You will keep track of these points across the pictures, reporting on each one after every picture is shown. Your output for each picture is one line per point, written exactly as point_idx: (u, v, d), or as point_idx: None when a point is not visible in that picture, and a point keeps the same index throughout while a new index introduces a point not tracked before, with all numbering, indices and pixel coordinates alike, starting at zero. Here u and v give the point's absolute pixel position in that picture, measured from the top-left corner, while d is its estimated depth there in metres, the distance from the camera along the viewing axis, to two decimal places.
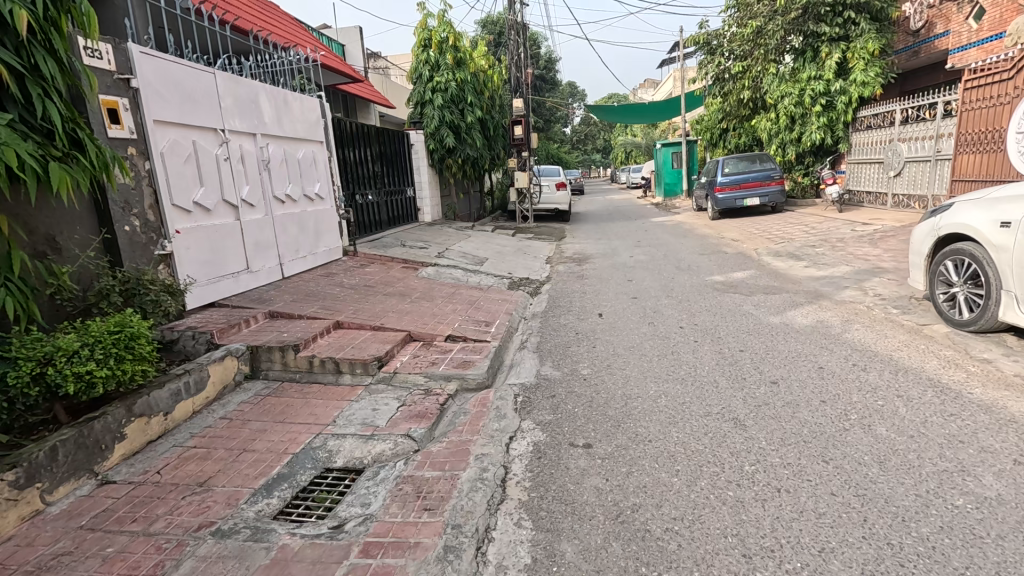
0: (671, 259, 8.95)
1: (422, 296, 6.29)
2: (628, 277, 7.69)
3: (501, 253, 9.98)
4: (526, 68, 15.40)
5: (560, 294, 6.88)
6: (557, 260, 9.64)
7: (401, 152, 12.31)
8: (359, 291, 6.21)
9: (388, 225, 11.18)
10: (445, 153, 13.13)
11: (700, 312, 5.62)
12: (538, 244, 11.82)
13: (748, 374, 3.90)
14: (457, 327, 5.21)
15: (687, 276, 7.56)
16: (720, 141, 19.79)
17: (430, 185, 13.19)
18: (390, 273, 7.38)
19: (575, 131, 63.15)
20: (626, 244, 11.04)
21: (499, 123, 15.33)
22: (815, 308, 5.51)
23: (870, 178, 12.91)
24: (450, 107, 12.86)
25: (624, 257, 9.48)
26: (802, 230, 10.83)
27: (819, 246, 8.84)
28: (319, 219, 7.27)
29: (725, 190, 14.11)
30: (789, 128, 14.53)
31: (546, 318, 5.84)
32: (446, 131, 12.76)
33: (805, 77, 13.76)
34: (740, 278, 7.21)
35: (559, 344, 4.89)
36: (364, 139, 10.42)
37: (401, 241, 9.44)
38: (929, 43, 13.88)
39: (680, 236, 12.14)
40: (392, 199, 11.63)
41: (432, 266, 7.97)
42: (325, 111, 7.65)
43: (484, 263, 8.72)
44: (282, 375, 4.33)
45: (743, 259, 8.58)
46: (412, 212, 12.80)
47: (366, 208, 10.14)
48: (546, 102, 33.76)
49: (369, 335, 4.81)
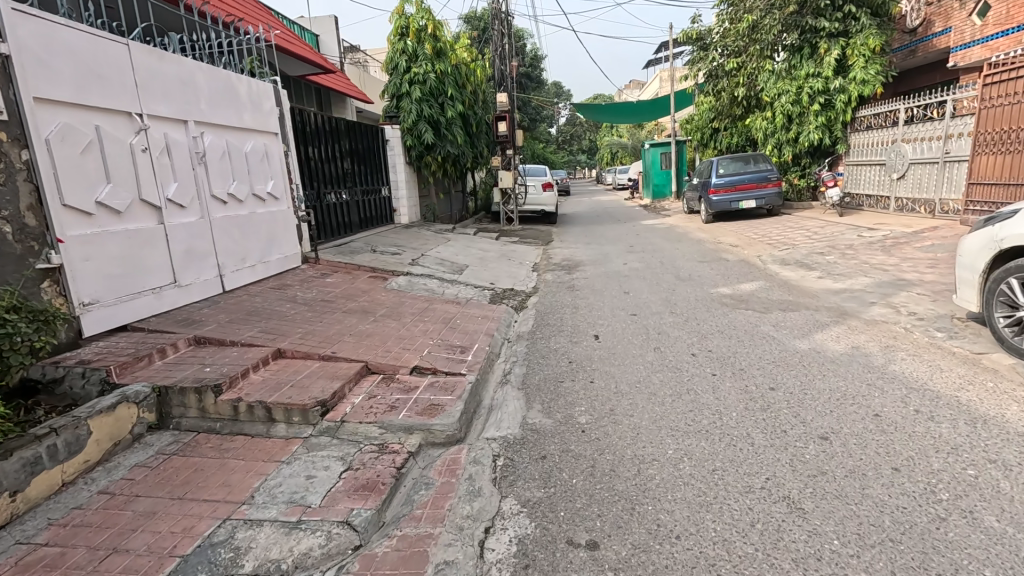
0: (669, 267, 8.18)
1: (389, 313, 5.39)
2: (624, 288, 6.88)
3: (483, 259, 9.10)
4: (511, 61, 14.53)
5: (549, 309, 6.03)
6: (544, 268, 8.81)
7: (374, 148, 11.36)
8: (314, 308, 5.28)
9: (359, 228, 10.26)
10: (424, 150, 12.22)
11: (713, 334, 4.82)
12: (524, 248, 10.97)
13: (788, 425, 3.11)
14: (426, 355, 4.33)
15: (688, 287, 6.79)
16: (711, 141, 19.16)
17: (408, 183, 12.28)
18: (354, 284, 6.46)
19: (560, 131, 62.54)
20: (618, 250, 10.25)
21: (483, 119, 14.46)
22: (844, 330, 4.76)
23: (870, 181, 12.32)
24: (429, 100, 11.96)
25: (616, 264, 8.70)
26: (804, 236, 10.17)
27: (829, 253, 8.16)
28: (273, 222, 6.33)
29: (720, 192, 13.52)
30: (786, 128, 13.90)
31: (533, 340, 5.00)
32: (425, 126, 11.85)
33: (803, 74, 13.13)
34: (749, 291, 6.45)
35: (549, 377, 4.05)
36: (332, 133, 9.46)
37: (373, 247, 8.51)
38: (927, 42, 13.40)
39: (675, 240, 11.42)
40: (365, 199, 10.71)
41: (404, 275, 7.06)
42: (282, 99, 6.71)
43: (463, 271, 7.84)
44: (198, 424, 3.41)
45: (747, 268, 7.85)
46: (388, 213, 11.89)
47: (334, 209, 9.21)
48: (532, 101, 32.94)
49: (315, 369, 3.90)
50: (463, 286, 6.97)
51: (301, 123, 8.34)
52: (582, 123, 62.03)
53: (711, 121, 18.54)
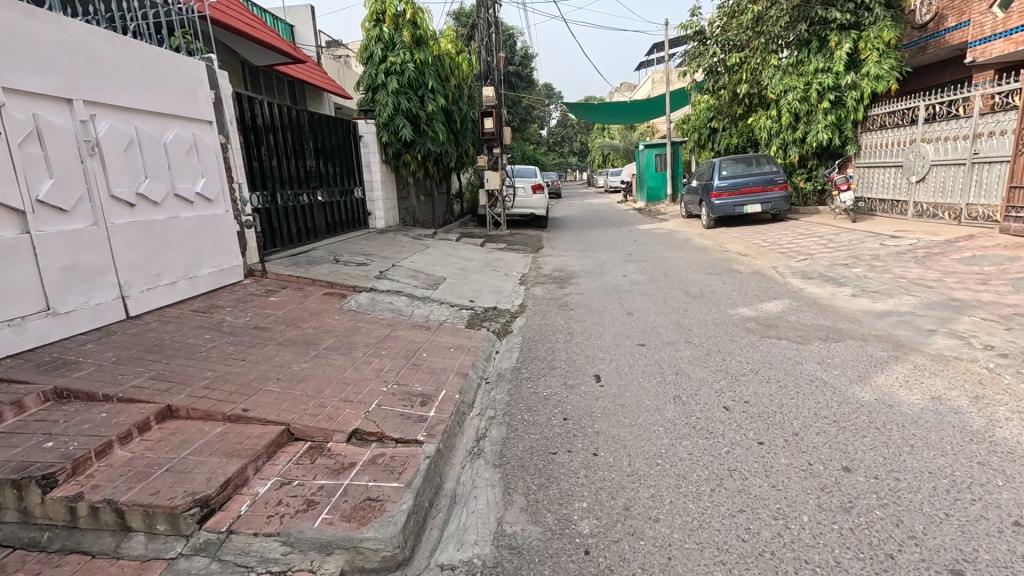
0: (676, 280, 7.17)
1: (337, 345, 4.30)
2: (626, 307, 5.86)
3: (464, 270, 8.03)
4: (498, 53, 13.49)
5: (538, 336, 4.97)
6: (533, 280, 7.76)
7: (345, 146, 10.29)
8: (241, 339, 4.18)
9: (326, 234, 9.16)
10: (402, 147, 11.15)
11: (745, 376, 3.80)
12: (511, 257, 9.93)
13: (891, 543, 2.09)
14: (373, 411, 3.25)
15: (701, 305, 5.78)
16: (710, 142, 18.24)
17: (384, 184, 11.20)
18: (303, 304, 5.36)
19: (550, 133, 61.72)
20: (615, 259, 9.25)
21: (469, 115, 13.42)
22: (911, 371, 3.77)
23: (885, 184, 11.44)
24: (407, 92, 10.89)
25: (615, 276, 7.68)
26: (819, 244, 9.23)
27: (855, 265, 7.21)
28: (203, 229, 5.22)
29: (723, 195, 12.57)
30: (792, 127, 12.99)
31: (517, 382, 3.94)
32: (403, 121, 10.77)
33: (811, 69, 12.22)
34: (775, 312, 5.45)
35: (538, 445, 2.99)
36: (294, 127, 8.39)
37: (337, 256, 7.41)
38: (939, 38, 12.61)
39: (677, 248, 10.43)
40: (334, 202, 9.63)
41: (367, 292, 5.96)
42: (218, 81, 5.62)
43: (440, 285, 6.77)
44: (17, 535, 2.29)
45: (764, 283, 6.87)
46: (361, 217, 10.81)
47: (294, 213, 8.11)
48: (522, 101, 31.96)
49: (213, 438, 2.81)
50: (437, 305, 5.89)
51: (254, 114, 7.26)
52: (573, 124, 61.20)
53: (710, 120, 17.61)
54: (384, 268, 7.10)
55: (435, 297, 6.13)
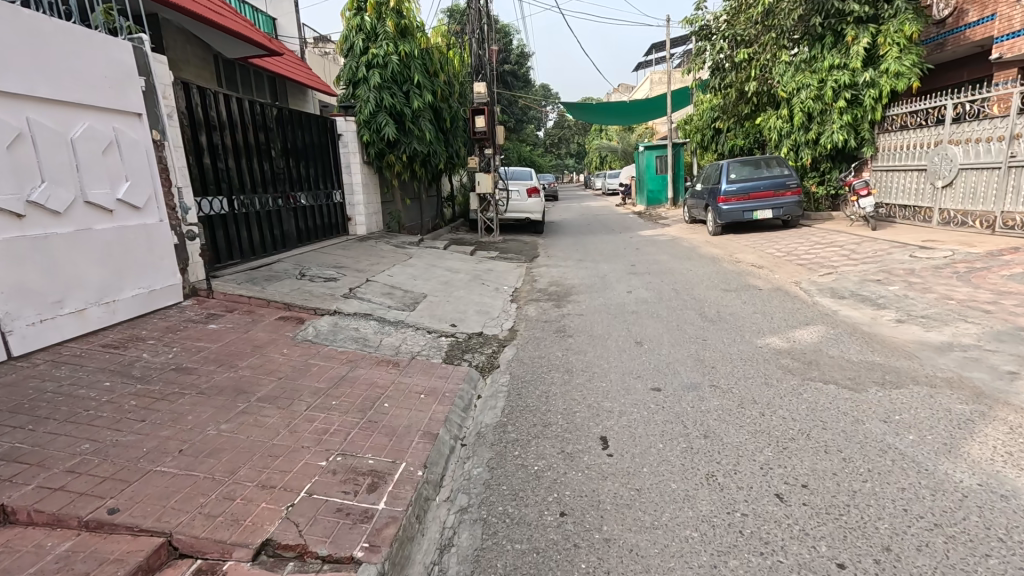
0: (687, 298, 6.31)
1: (275, 393, 3.41)
2: (634, 334, 5.00)
3: (448, 285, 7.15)
4: (491, 46, 12.58)
5: (530, 376, 4.08)
6: (527, 297, 6.88)
7: (321, 145, 9.38)
8: (150, 387, 3.30)
9: (298, 243, 8.26)
10: (385, 147, 10.26)
11: (794, 443, 2.94)
12: (503, 268, 9.05)
13: None
14: (299, 506, 2.36)
15: (723, 332, 4.93)
16: (714, 143, 17.40)
17: (366, 187, 10.30)
18: (247, 333, 4.46)
19: (547, 134, 60.88)
20: (618, 271, 8.38)
21: (459, 113, 12.55)
22: (1011, 436, 2.91)
23: (906, 189, 10.63)
24: (390, 87, 10.03)
25: (619, 293, 6.82)
26: (842, 256, 8.40)
27: (891, 282, 6.37)
28: (126, 243, 4.35)
29: (731, 200, 11.80)
30: (805, 128, 12.18)
31: (501, 447, 3.06)
32: (385, 118, 9.90)
33: (826, 66, 11.42)
34: (811, 342, 4.59)
35: (525, 566, 2.11)
36: (259, 124, 7.47)
37: (303, 270, 6.51)
38: (958, 34, 11.82)
39: (684, 258, 9.59)
40: (308, 207, 8.72)
41: (330, 316, 5.08)
42: (150, 65, 4.73)
43: (418, 304, 5.88)
44: None
45: (789, 303, 6.01)
46: (340, 223, 9.91)
47: (257, 220, 7.19)
48: (517, 100, 31.14)
49: (49, 566, 1.92)
50: (411, 332, 5.01)
51: (208, 108, 6.33)
52: (570, 125, 60.43)
53: (714, 120, 16.80)
54: (354, 284, 6.21)
55: (410, 321, 5.24)
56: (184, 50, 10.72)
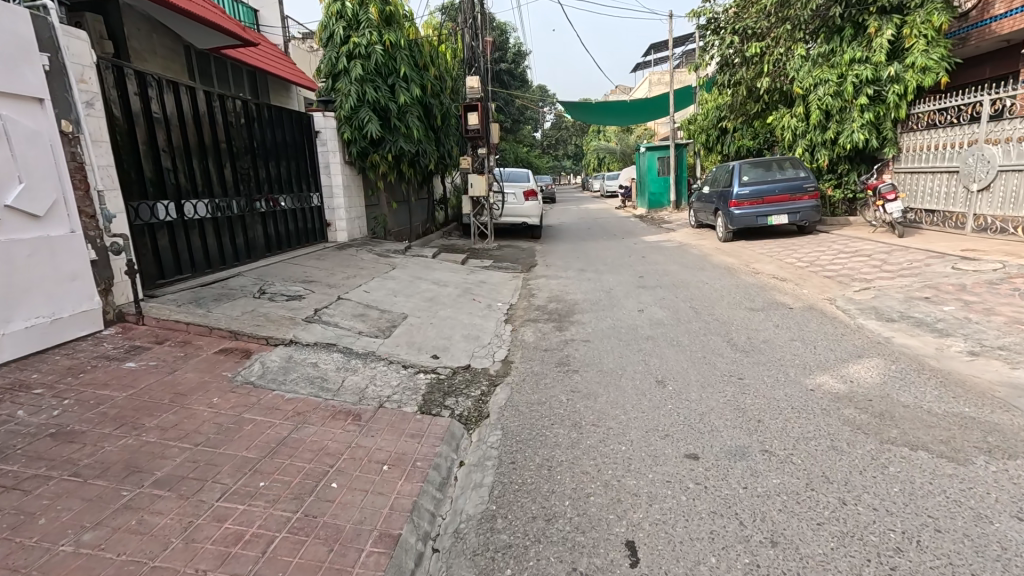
0: (709, 320, 5.46)
1: (181, 473, 2.51)
2: (653, 370, 4.12)
3: (433, 302, 6.25)
4: (485, 36, 11.68)
5: (528, 434, 3.20)
6: (524, 317, 6.01)
7: (297, 144, 8.48)
8: (4, 469, 2.40)
9: (266, 252, 7.35)
10: (369, 146, 9.37)
11: (906, 558, 2.07)
12: (497, 279, 8.17)
13: None
14: None
15: (760, 368, 4.07)
16: (720, 143, 16.54)
17: (348, 190, 9.40)
18: (172, 374, 3.55)
19: (545, 134, 60.09)
20: (626, 284, 7.51)
21: (451, 111, 11.68)
22: None
23: (936, 193, 9.87)
24: (374, 79, 9.14)
25: (628, 312, 5.96)
26: (874, 268, 7.55)
27: (944, 302, 5.52)
28: (18, 261, 3.46)
29: (743, 204, 10.96)
30: (822, 127, 11.36)
31: (486, 561, 2.19)
32: (368, 113, 8.99)
33: (845, 59, 10.61)
34: (873, 383, 3.74)
35: None
36: (218, 119, 6.55)
37: (263, 287, 5.60)
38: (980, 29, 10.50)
39: (696, 268, 8.73)
40: (280, 212, 7.82)
41: (284, 348, 4.18)
42: (58, 41, 3.86)
43: (394, 329, 4.98)
44: None
45: (829, 326, 5.15)
46: (318, 229, 9.01)
47: (214, 228, 6.27)
48: (515, 100, 30.30)
49: None
50: (382, 368, 4.11)
51: (150, 98, 5.40)
52: (568, 126, 59.67)
53: (721, 119, 15.98)
54: (321, 303, 5.31)
55: (382, 353, 4.35)
56: (149, 39, 9.86)
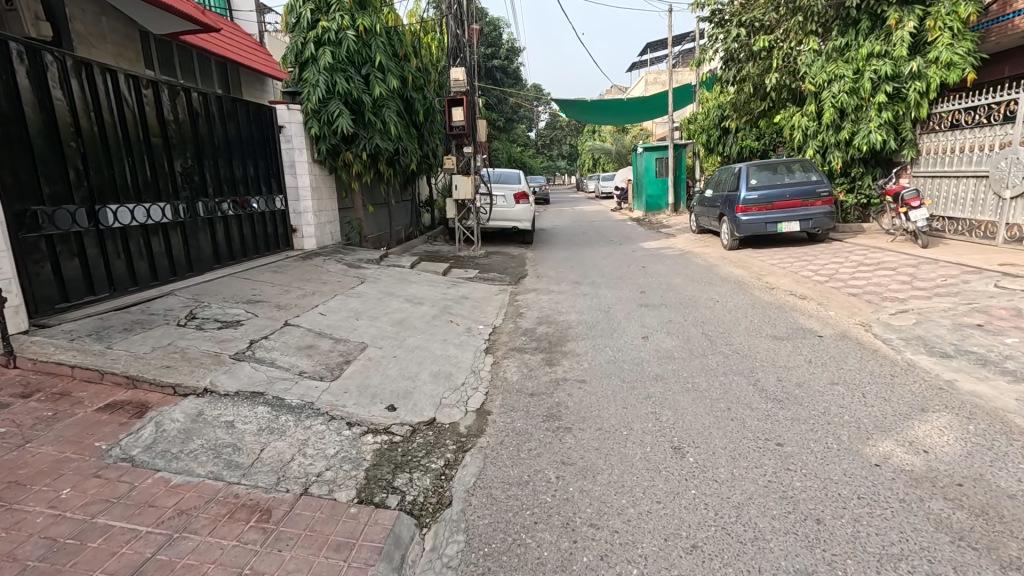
0: (728, 354, 4.58)
1: None
2: (666, 432, 3.23)
3: (403, 325, 5.33)
4: (473, 25, 10.76)
5: (501, 546, 2.29)
6: (508, 345, 5.11)
7: (256, 140, 7.53)
8: None
9: (213, 264, 6.40)
10: (341, 143, 8.44)
11: None
12: (481, 294, 7.26)
13: None
14: None
15: (803, 430, 3.18)
16: (721, 144, 15.70)
17: (318, 191, 8.45)
18: (20, 449, 2.62)
19: (539, 134, 59.21)
20: (626, 301, 6.63)
21: (435, 105, 10.76)
22: None
23: (962, 200, 9.10)
24: (345, 69, 8.20)
25: (631, 339, 5.07)
26: (904, 284, 6.73)
27: (1004, 332, 4.68)
28: None
29: (751, 210, 10.10)
30: (836, 127, 10.53)
31: None
32: (338, 106, 8.05)
33: (862, 54, 9.79)
34: (955, 454, 2.87)
35: None
36: (151, 110, 5.59)
37: (193, 311, 4.66)
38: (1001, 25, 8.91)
39: (704, 280, 7.86)
40: (233, 218, 6.87)
41: (195, 401, 3.24)
42: None
43: (346, 368, 4.06)
44: None
45: (873, 363, 4.29)
46: (281, 234, 8.06)
47: (143, 238, 5.33)
48: (508, 98, 29.31)
49: None
50: (319, 429, 3.18)
51: (49, 80, 4.42)
52: (562, 125, 58.85)
53: (723, 118, 15.15)
54: (260, 333, 4.37)
55: (323, 406, 3.42)
56: (97, 23, 8.86)
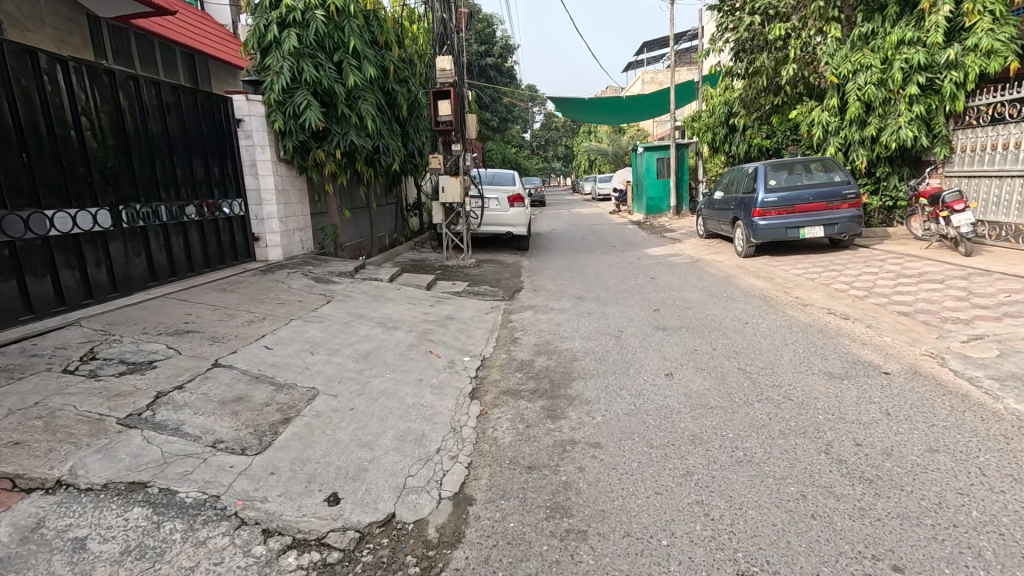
0: (778, 402, 3.61)
1: None
2: (725, 544, 2.24)
3: (371, 361, 4.31)
4: (461, 9, 9.74)
5: None
6: (500, 386, 4.10)
7: (207, 135, 6.47)
8: None
9: (147, 282, 5.38)
10: (311, 139, 7.41)
11: None
12: (470, 314, 6.25)
13: None
14: None
15: (923, 542, 2.20)
16: (727, 143, 14.75)
17: (284, 194, 7.42)
18: None
19: (535, 135, 58.26)
20: (640, 322, 5.65)
21: (419, 99, 9.76)
22: None
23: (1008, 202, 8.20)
24: (314, 54, 7.18)
25: (652, 378, 4.08)
26: (962, 301, 5.80)
27: None
28: None
29: (769, 213, 9.15)
30: (860, 122, 9.58)
31: None
32: (305, 97, 7.03)
33: (891, 41, 8.87)
34: None
35: None
36: (56, 96, 4.56)
37: (93, 350, 3.65)
38: None
39: (724, 295, 6.89)
40: (175, 226, 5.81)
41: (39, 502, 2.22)
42: None
43: (281, 433, 3.03)
44: None
45: (971, 414, 3.33)
46: (240, 244, 6.99)
47: (43, 254, 4.35)
48: (502, 96, 28.28)
49: None
50: (217, 546, 2.15)
51: None
52: (558, 126, 57.94)
53: (731, 115, 14.22)
54: (174, 380, 3.35)
55: (232, 502, 2.39)
56: (34, 4, 7.80)
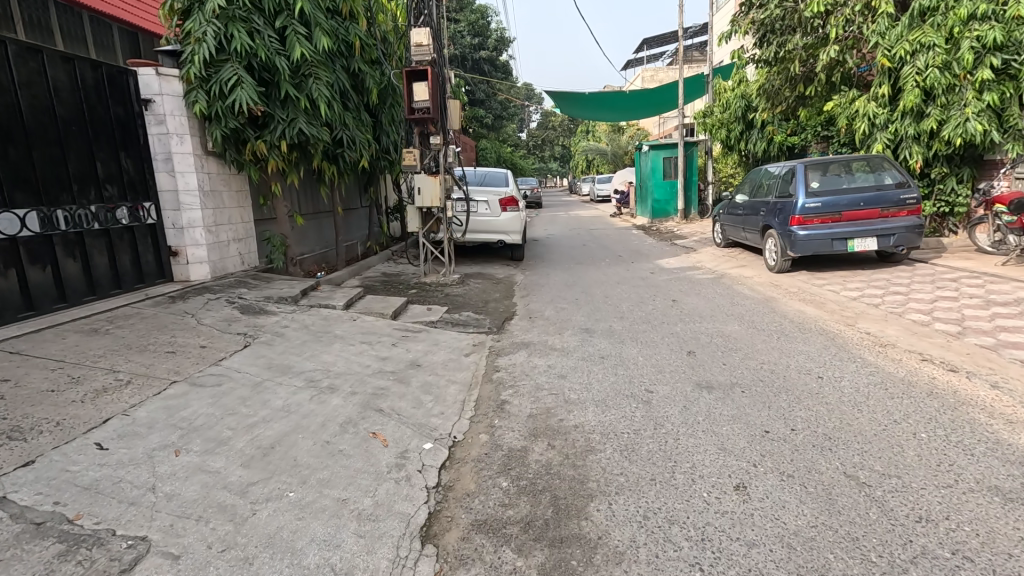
0: (952, 568, 2.07)
1: None
2: None
3: (272, 463, 2.73)
4: None
5: None
6: (474, 510, 2.54)
7: (94, 120, 4.87)
8: None
9: None
10: (246, 126, 5.80)
11: None
12: (444, 357, 4.68)
13: None
14: None
15: None
16: (744, 140, 13.24)
17: (212, 196, 5.80)
18: None
19: (531, 134, 56.75)
20: (674, 376, 4.12)
21: (392, 83, 8.15)
22: None
23: None
24: (247, 17, 5.58)
25: (716, 498, 2.56)
26: None
27: None
28: None
29: (811, 222, 7.62)
30: (915, 114, 8.10)
31: None
32: (235, 71, 5.45)
33: (959, 16, 7.38)
34: None
35: None
36: None
37: None
38: None
39: (773, 328, 5.38)
40: (30, 240, 4.24)
41: None
42: None
43: None
44: None
45: None
46: (149, 262, 5.39)
47: None
48: (497, 93, 26.64)
49: None
50: None
51: None
52: (554, 125, 56.43)
53: (749, 109, 12.74)
54: None
55: None
56: None
